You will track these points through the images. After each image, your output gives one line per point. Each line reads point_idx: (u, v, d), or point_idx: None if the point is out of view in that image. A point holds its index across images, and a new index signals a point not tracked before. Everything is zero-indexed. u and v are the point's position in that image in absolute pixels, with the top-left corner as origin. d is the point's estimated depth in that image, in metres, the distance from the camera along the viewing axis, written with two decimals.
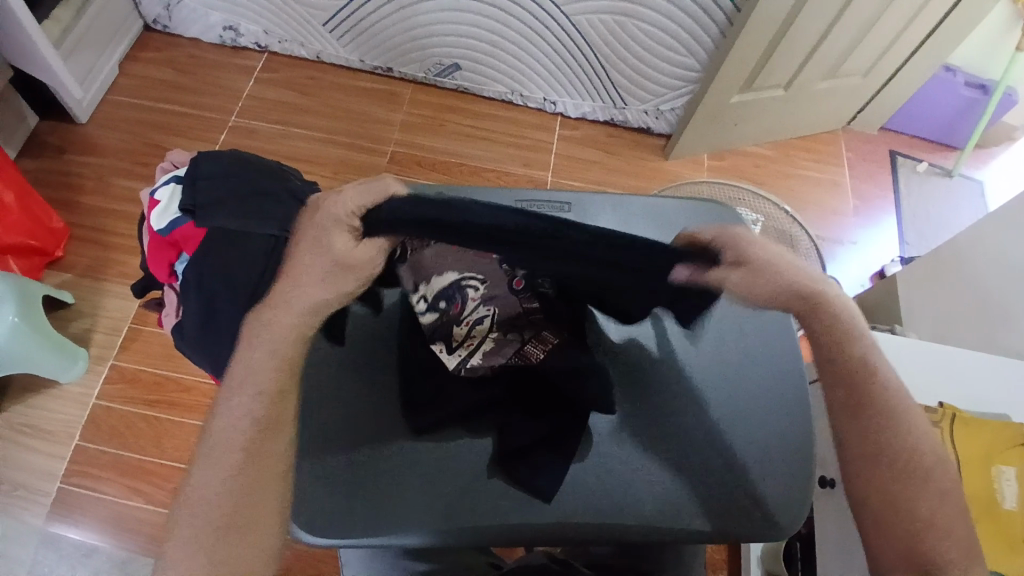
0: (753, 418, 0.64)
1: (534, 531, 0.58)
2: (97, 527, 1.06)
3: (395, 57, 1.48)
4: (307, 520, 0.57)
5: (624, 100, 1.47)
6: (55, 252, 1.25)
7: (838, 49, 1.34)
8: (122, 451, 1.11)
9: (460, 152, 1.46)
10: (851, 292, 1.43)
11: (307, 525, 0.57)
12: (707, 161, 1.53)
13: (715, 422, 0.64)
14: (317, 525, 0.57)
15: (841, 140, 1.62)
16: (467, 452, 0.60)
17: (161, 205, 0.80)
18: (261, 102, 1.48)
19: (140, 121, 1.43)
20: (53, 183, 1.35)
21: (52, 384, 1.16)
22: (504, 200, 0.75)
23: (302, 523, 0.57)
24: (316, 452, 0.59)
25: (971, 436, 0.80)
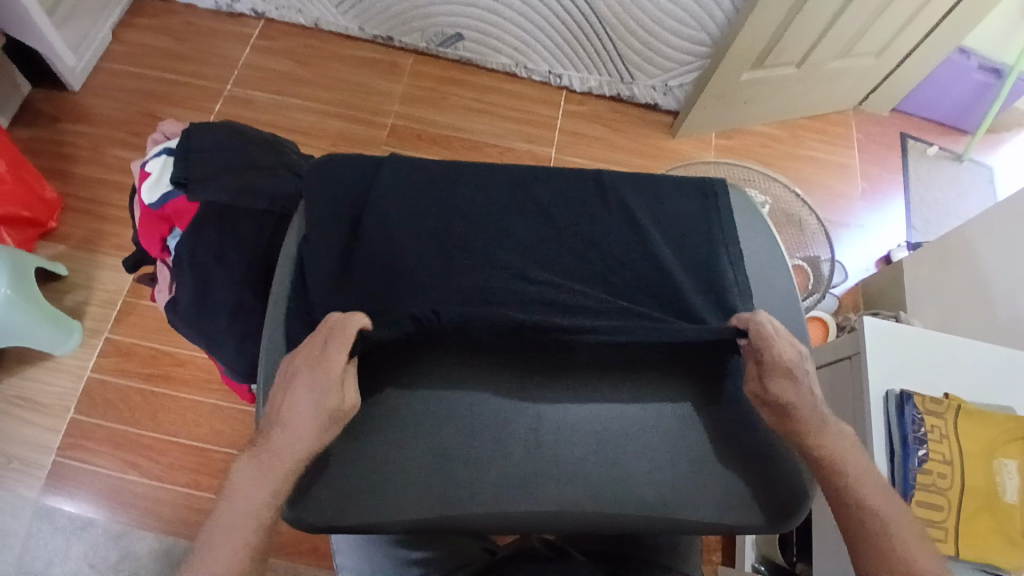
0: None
1: (526, 520, 0.56)
2: (93, 501, 1.06)
3: (397, 25, 1.44)
4: (292, 498, 0.56)
5: (631, 75, 1.43)
6: (48, 222, 1.22)
7: (854, 27, 1.29)
8: (118, 426, 1.11)
9: (461, 126, 1.43)
10: (855, 277, 1.42)
11: (291, 504, 0.56)
12: (715, 140, 1.49)
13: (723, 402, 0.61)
14: (302, 503, 0.56)
15: (851, 121, 1.59)
16: (463, 433, 0.58)
17: (152, 177, 0.77)
18: (259, 70, 1.44)
19: (134, 89, 1.40)
20: (46, 151, 1.32)
21: (47, 356, 1.15)
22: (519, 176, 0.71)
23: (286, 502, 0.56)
24: None
25: (974, 428, 0.80)
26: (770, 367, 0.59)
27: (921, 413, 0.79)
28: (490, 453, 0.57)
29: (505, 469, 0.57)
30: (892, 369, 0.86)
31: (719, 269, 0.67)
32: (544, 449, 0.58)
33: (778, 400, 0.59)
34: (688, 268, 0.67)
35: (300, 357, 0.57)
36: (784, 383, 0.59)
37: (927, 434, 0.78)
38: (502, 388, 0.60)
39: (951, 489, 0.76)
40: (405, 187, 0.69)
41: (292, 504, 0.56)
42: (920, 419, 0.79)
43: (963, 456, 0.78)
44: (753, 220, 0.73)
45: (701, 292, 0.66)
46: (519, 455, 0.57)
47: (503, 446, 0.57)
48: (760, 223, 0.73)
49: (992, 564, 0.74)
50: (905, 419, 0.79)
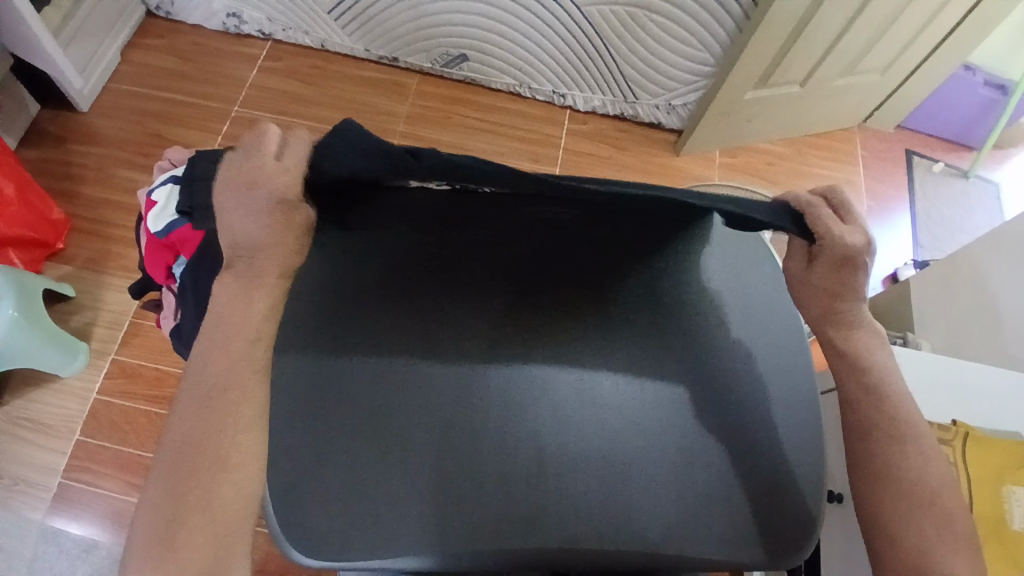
0: (780, 423, 0.62)
1: (532, 557, 0.56)
2: (96, 523, 1.06)
3: (401, 46, 1.45)
4: (295, 534, 0.55)
5: (635, 94, 1.43)
6: (55, 243, 1.24)
7: (858, 44, 1.29)
8: (122, 447, 1.11)
9: (465, 146, 1.43)
10: None
11: (294, 539, 0.55)
12: (719, 158, 1.49)
13: (729, 432, 0.61)
14: (306, 540, 0.55)
15: (856, 138, 1.58)
16: (468, 469, 0.57)
17: (158, 205, 0.78)
18: (265, 91, 1.46)
19: (141, 110, 1.41)
20: (53, 172, 1.33)
21: (52, 377, 1.15)
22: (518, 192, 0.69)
23: (290, 537, 0.55)
24: (301, 462, 0.57)
25: (982, 455, 0.79)
26: (834, 255, 0.56)
27: (929, 439, 0.79)
28: (494, 491, 0.57)
29: (510, 505, 0.56)
30: None
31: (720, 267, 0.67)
32: (550, 486, 0.57)
33: (824, 274, 0.58)
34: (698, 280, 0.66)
35: (232, 172, 0.52)
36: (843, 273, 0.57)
37: None
38: (505, 421, 0.59)
39: None
40: None
41: (291, 540, 0.55)
42: None
43: (973, 484, 0.77)
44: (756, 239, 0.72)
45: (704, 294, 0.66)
46: (524, 492, 0.57)
47: (508, 483, 0.57)
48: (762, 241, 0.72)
49: None
50: None
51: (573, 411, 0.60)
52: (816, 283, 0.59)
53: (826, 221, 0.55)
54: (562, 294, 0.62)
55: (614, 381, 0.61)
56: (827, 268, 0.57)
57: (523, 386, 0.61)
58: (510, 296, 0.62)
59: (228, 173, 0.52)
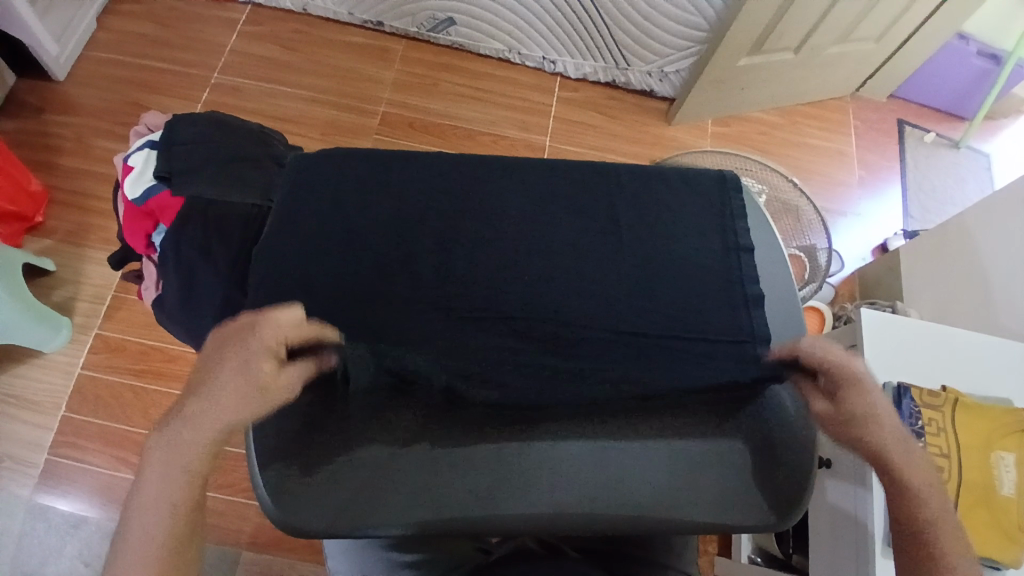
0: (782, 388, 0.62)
1: (523, 523, 0.54)
2: (86, 498, 1.05)
3: (386, 10, 1.41)
4: (276, 493, 0.54)
5: (627, 60, 1.40)
6: (34, 216, 1.20)
7: (852, 12, 1.27)
8: (109, 423, 1.10)
9: (454, 114, 1.40)
10: (851, 266, 1.41)
11: (275, 498, 0.54)
12: (711, 128, 1.47)
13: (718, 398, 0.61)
14: (285, 502, 0.54)
15: (849, 107, 1.57)
16: (455, 436, 0.57)
17: (135, 170, 0.74)
18: (247, 58, 1.41)
19: (120, 79, 1.36)
20: (30, 144, 1.29)
21: (36, 354, 1.13)
22: (520, 173, 0.71)
23: (271, 498, 0.54)
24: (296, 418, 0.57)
25: (971, 421, 0.80)
26: (837, 384, 0.59)
27: (920, 406, 0.80)
28: (482, 458, 0.56)
29: (500, 473, 0.56)
30: (887, 360, 0.86)
31: (724, 240, 0.69)
32: (540, 452, 0.57)
33: (838, 406, 0.59)
34: (704, 259, 0.68)
35: (228, 330, 0.55)
36: (854, 395, 0.58)
37: (924, 426, 0.79)
38: (495, 390, 0.59)
39: (948, 482, 0.76)
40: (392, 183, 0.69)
41: (270, 503, 0.54)
42: (917, 412, 0.80)
43: (961, 451, 0.78)
44: (757, 228, 0.73)
45: (710, 288, 0.66)
46: (513, 459, 0.56)
47: (498, 451, 0.56)
48: (761, 218, 0.74)
49: (988, 559, 0.74)
50: (902, 411, 0.80)
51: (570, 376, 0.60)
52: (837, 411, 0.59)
53: (819, 356, 0.59)
54: (557, 354, 0.61)
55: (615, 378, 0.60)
56: (834, 398, 0.59)
57: (525, 362, 0.60)
58: (510, 362, 0.60)
59: (222, 332, 0.55)
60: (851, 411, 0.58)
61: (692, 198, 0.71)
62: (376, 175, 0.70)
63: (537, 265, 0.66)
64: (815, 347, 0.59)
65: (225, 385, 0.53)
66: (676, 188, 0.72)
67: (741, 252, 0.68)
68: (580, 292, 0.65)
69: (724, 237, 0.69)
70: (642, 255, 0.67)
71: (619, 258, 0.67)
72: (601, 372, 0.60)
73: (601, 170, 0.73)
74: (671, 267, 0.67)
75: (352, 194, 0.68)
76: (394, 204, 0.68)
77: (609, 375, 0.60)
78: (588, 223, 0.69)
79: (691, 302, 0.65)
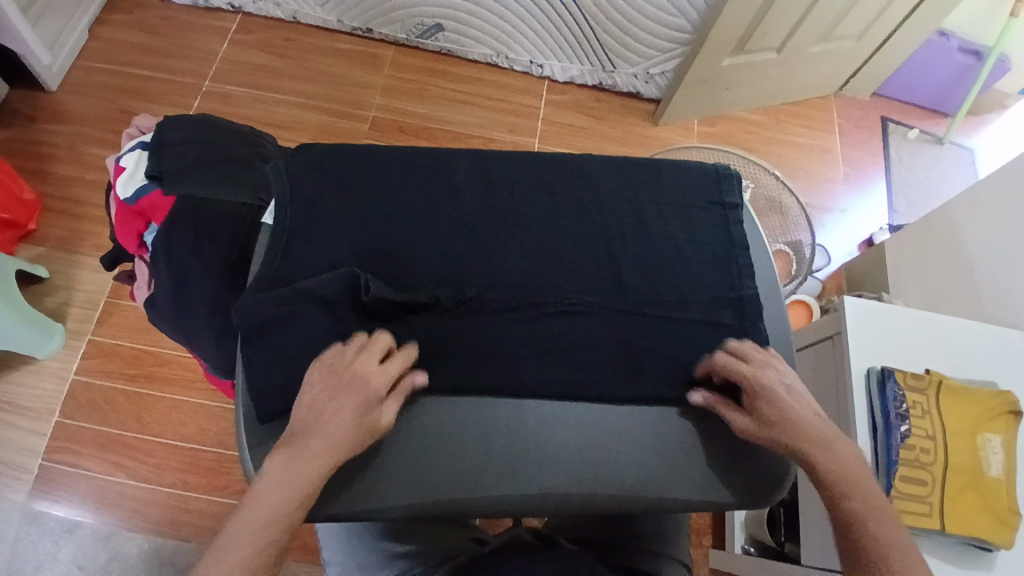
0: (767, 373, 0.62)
1: (514, 505, 0.56)
2: (79, 503, 1.05)
3: (375, 17, 1.42)
4: None
5: (613, 62, 1.42)
6: (27, 224, 1.21)
7: (832, 11, 1.30)
8: (102, 427, 1.10)
9: (442, 117, 1.42)
10: (838, 260, 1.43)
11: None
12: (698, 127, 1.50)
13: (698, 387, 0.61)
14: None
15: (833, 106, 1.59)
16: (444, 421, 0.58)
17: (126, 171, 0.75)
18: (238, 65, 1.43)
19: (112, 88, 1.38)
20: (22, 152, 1.30)
21: (29, 360, 1.13)
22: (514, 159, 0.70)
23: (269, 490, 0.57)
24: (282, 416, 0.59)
25: (956, 404, 0.81)
26: (754, 395, 0.58)
27: (903, 389, 0.81)
28: (471, 441, 0.57)
29: (488, 456, 0.57)
30: (871, 348, 0.87)
31: (710, 224, 0.68)
32: (526, 434, 0.58)
33: (763, 414, 0.57)
34: (692, 241, 0.67)
35: (330, 362, 0.56)
36: (769, 404, 0.57)
37: (909, 410, 0.79)
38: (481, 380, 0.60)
39: (936, 463, 0.78)
40: (370, 166, 0.67)
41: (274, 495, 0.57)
42: (901, 396, 0.80)
43: (946, 434, 0.79)
44: (749, 222, 0.72)
45: (702, 270, 0.65)
46: (501, 442, 0.58)
47: (486, 433, 0.58)
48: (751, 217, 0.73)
49: (979, 540, 0.75)
50: (886, 396, 0.80)
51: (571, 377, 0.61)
52: (763, 423, 0.57)
53: (730, 367, 0.59)
54: (536, 322, 0.62)
55: (590, 344, 0.62)
56: (759, 407, 0.57)
57: (505, 324, 0.62)
58: (488, 322, 0.62)
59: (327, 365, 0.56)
60: (777, 422, 0.56)
61: (682, 182, 0.70)
62: (352, 159, 0.68)
63: (520, 242, 0.65)
64: (728, 360, 0.60)
65: (339, 421, 0.53)
66: (670, 174, 0.70)
67: (740, 246, 0.67)
68: (570, 282, 0.64)
69: (720, 230, 0.68)
70: (637, 245, 0.66)
71: (606, 240, 0.66)
72: (578, 333, 0.62)
73: (596, 160, 0.71)
74: (661, 247, 0.66)
75: (327, 176, 0.66)
76: (375, 185, 0.66)
77: (587, 341, 0.62)
78: (575, 204, 0.68)
79: (677, 279, 0.65)
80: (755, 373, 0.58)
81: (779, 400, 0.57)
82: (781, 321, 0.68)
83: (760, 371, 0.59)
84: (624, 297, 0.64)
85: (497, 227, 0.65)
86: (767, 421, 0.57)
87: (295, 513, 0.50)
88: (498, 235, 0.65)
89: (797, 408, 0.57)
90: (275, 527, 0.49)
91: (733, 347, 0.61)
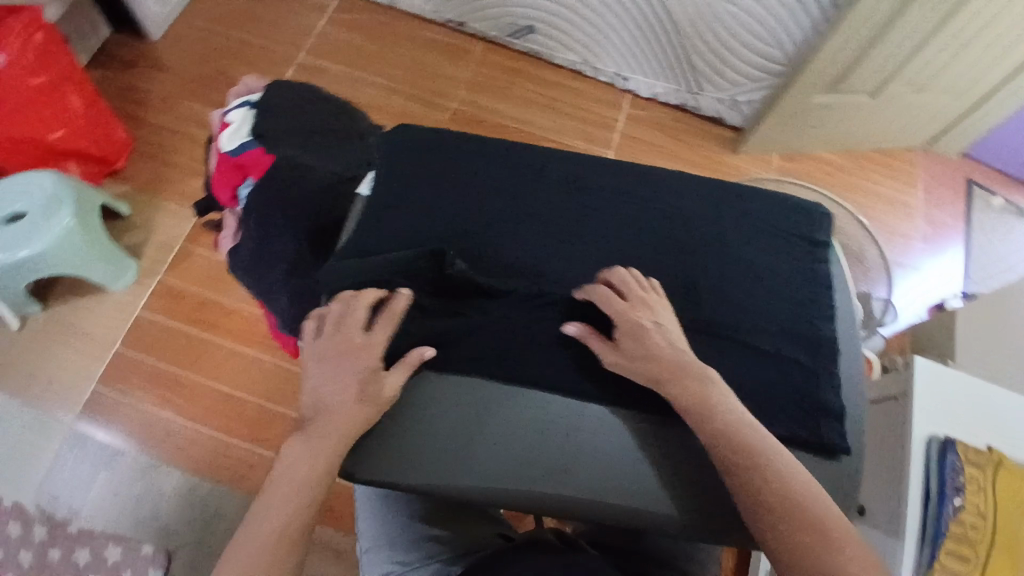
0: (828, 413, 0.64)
1: (565, 502, 0.58)
2: (125, 434, 1.10)
3: (470, 11, 1.45)
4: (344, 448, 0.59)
5: (699, 85, 1.41)
6: (116, 162, 1.27)
7: (933, 64, 1.25)
8: (159, 365, 1.14)
9: (522, 117, 1.44)
10: (905, 321, 1.39)
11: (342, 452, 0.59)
12: (777, 161, 1.48)
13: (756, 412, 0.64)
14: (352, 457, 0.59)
15: (917, 160, 1.55)
16: (506, 409, 0.60)
17: (232, 126, 0.78)
18: (332, 40, 1.47)
19: (211, 46, 1.43)
20: (120, 96, 1.36)
21: (100, 291, 1.19)
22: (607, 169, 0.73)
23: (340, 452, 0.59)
24: None
25: (1010, 482, 0.78)
26: (627, 331, 0.61)
27: (964, 463, 0.78)
28: (530, 434, 0.59)
29: (546, 452, 0.59)
30: (931, 411, 0.85)
31: (795, 261, 0.70)
32: (582, 437, 0.59)
33: (633, 351, 0.60)
34: (774, 274, 0.69)
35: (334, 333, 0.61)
36: (641, 342, 0.60)
37: (962, 483, 0.77)
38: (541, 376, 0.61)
39: (980, 540, 0.75)
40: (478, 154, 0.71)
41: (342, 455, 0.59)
42: (959, 468, 0.78)
43: (996, 510, 0.76)
44: (836, 264, 0.73)
45: (778, 302, 0.68)
46: (559, 439, 0.59)
47: (543, 429, 0.60)
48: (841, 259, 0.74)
49: None
50: (944, 465, 0.78)
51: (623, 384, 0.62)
52: (631, 360, 0.60)
53: (609, 301, 0.62)
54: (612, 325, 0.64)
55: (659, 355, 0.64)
56: (629, 344, 0.60)
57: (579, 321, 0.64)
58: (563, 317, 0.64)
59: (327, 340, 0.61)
60: (644, 361, 0.59)
61: (776, 217, 0.72)
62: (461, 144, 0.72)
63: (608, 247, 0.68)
64: (606, 294, 0.62)
65: (342, 397, 0.58)
66: (763, 207, 0.73)
67: (822, 287, 0.69)
68: None
69: (805, 269, 0.70)
70: (720, 269, 0.68)
71: (693, 259, 0.68)
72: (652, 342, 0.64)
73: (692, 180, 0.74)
74: (744, 274, 0.68)
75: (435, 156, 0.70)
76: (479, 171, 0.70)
77: None
78: (667, 221, 0.70)
79: (753, 307, 0.67)
80: (630, 311, 0.61)
81: (652, 339, 0.60)
82: (852, 364, 0.69)
83: (637, 308, 0.62)
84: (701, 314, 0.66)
85: (588, 230, 0.68)
86: (640, 359, 0.59)
87: (300, 525, 0.54)
88: (589, 237, 0.68)
89: (667, 348, 0.59)
90: (282, 541, 0.52)
91: (620, 282, 0.63)
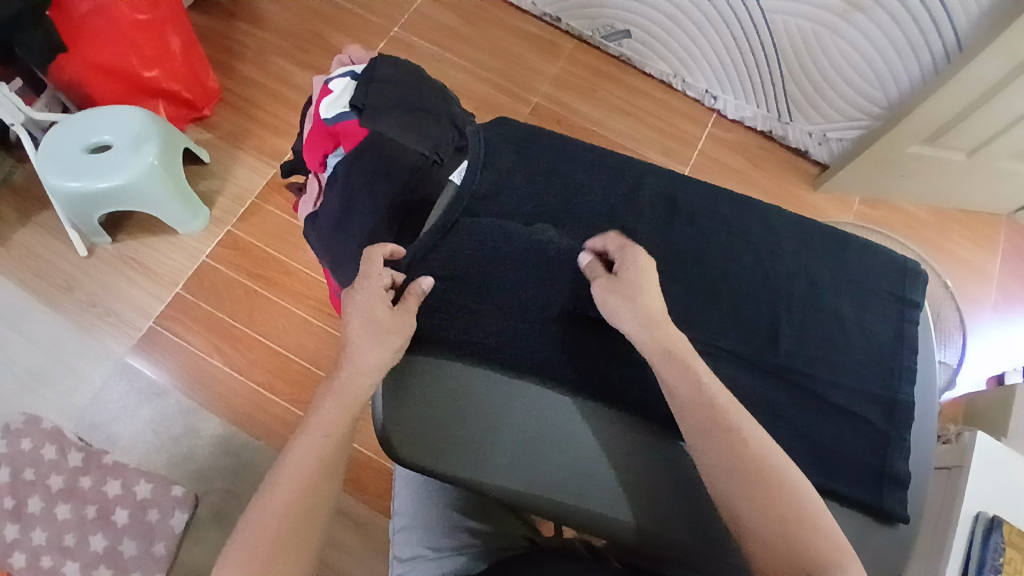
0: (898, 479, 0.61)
1: (606, 523, 0.57)
2: (173, 373, 1.13)
3: (568, 8, 1.43)
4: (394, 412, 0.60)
5: (791, 114, 1.37)
6: (202, 108, 1.30)
7: None
8: (216, 311, 1.17)
9: (603, 122, 1.42)
10: (962, 389, 1.33)
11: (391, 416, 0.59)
12: (857, 205, 1.43)
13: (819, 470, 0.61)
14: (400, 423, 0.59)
15: (1003, 227, 1.47)
16: (565, 420, 0.62)
17: (333, 94, 0.79)
18: (426, 18, 1.47)
19: (308, 7, 1.45)
20: (215, 44, 1.39)
21: (170, 231, 1.22)
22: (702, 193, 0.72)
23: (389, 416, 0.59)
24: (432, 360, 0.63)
25: None
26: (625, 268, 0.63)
27: (1008, 543, 0.74)
28: (583, 448, 0.60)
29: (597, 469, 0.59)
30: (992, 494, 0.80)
31: (882, 317, 0.68)
32: (632, 463, 0.60)
33: (631, 278, 0.62)
34: (861, 327, 0.67)
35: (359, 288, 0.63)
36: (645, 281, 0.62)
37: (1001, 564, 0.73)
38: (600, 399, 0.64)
39: None
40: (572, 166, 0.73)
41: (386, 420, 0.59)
42: (1002, 549, 0.74)
43: None
44: (925, 325, 0.70)
45: (858, 358, 0.66)
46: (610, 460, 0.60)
47: (597, 446, 0.61)
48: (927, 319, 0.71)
49: None
50: (987, 544, 0.74)
51: (658, 405, 0.64)
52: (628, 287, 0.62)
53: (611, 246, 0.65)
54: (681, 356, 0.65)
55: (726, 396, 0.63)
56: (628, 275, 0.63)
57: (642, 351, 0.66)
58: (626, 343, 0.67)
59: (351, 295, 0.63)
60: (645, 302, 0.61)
61: (868, 268, 0.70)
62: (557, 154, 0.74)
63: (692, 275, 0.67)
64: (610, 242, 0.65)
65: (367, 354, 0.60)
66: (858, 255, 0.70)
67: (908, 348, 0.67)
68: (730, 327, 0.65)
69: (893, 327, 0.68)
70: (806, 313, 0.66)
71: (779, 299, 0.67)
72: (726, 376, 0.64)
73: (786, 216, 0.72)
74: (829, 323, 0.67)
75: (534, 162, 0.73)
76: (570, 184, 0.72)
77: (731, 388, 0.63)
78: (756, 257, 0.68)
79: (836, 359, 0.65)
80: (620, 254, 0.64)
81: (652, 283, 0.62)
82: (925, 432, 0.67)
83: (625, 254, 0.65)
84: (779, 358, 0.65)
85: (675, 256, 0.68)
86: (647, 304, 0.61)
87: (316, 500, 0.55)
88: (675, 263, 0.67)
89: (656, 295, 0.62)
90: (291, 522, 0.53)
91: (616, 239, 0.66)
